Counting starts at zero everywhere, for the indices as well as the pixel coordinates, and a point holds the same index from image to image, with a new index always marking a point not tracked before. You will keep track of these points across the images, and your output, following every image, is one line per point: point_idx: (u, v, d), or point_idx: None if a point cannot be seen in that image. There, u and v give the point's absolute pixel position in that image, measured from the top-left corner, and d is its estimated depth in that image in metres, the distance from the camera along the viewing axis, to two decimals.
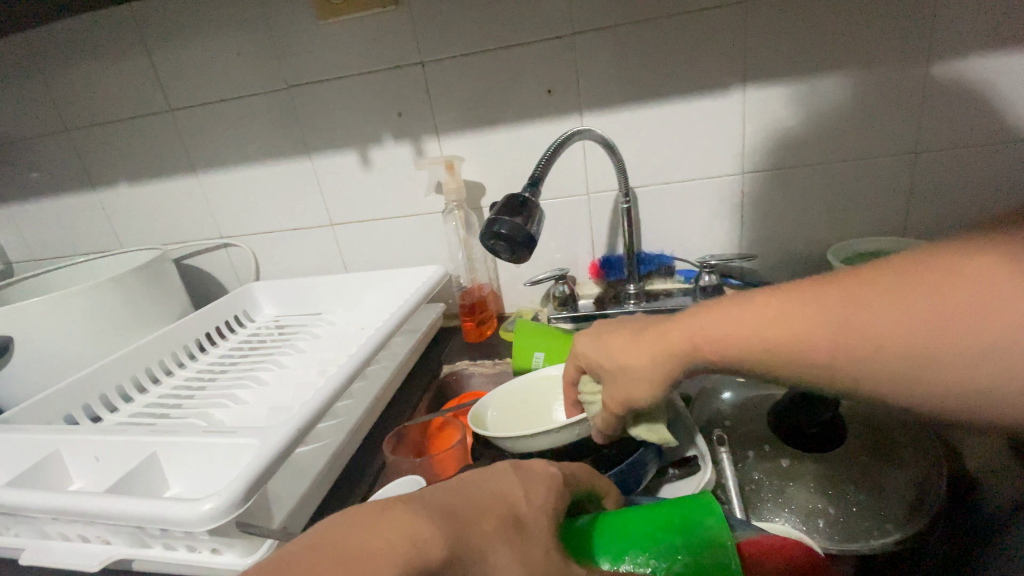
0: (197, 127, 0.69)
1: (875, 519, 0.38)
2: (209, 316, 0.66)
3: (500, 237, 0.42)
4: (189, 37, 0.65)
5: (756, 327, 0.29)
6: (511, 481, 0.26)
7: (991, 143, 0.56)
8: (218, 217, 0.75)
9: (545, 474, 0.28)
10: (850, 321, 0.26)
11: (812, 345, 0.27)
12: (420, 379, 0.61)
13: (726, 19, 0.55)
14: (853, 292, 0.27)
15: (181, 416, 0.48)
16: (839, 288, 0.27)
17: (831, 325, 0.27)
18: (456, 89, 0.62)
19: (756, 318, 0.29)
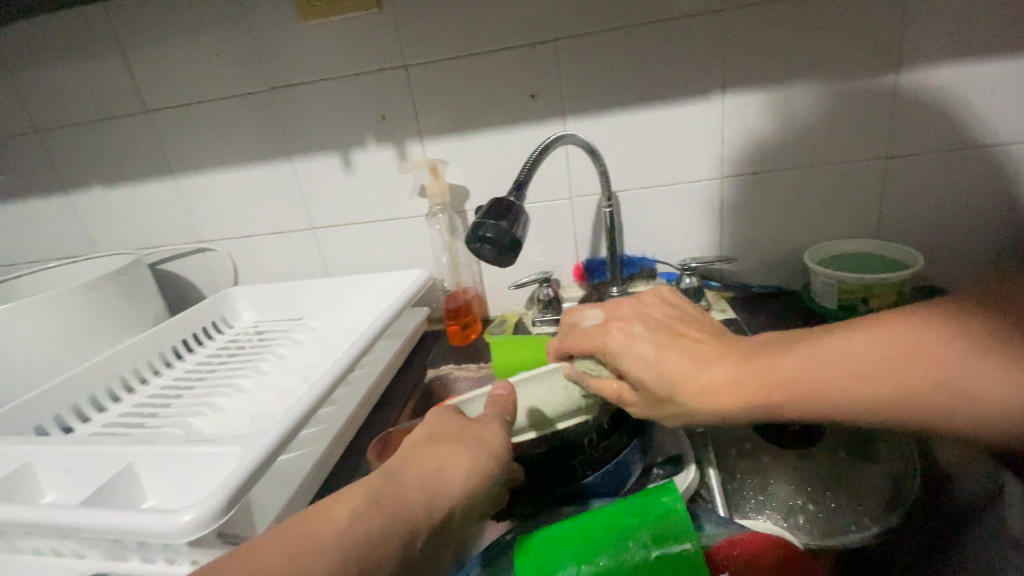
0: (173, 129, 0.68)
1: (853, 513, 0.40)
2: (186, 322, 0.65)
3: (487, 240, 0.42)
4: (166, 37, 0.63)
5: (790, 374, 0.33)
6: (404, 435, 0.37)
7: (957, 149, 0.58)
8: (195, 220, 0.74)
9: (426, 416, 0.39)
10: (895, 376, 0.30)
11: (865, 388, 0.31)
12: (404, 383, 0.60)
13: (705, 27, 0.56)
14: (902, 344, 0.31)
15: (159, 425, 0.47)
16: (885, 340, 0.31)
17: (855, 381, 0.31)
18: (439, 92, 0.62)
19: (797, 370, 0.33)
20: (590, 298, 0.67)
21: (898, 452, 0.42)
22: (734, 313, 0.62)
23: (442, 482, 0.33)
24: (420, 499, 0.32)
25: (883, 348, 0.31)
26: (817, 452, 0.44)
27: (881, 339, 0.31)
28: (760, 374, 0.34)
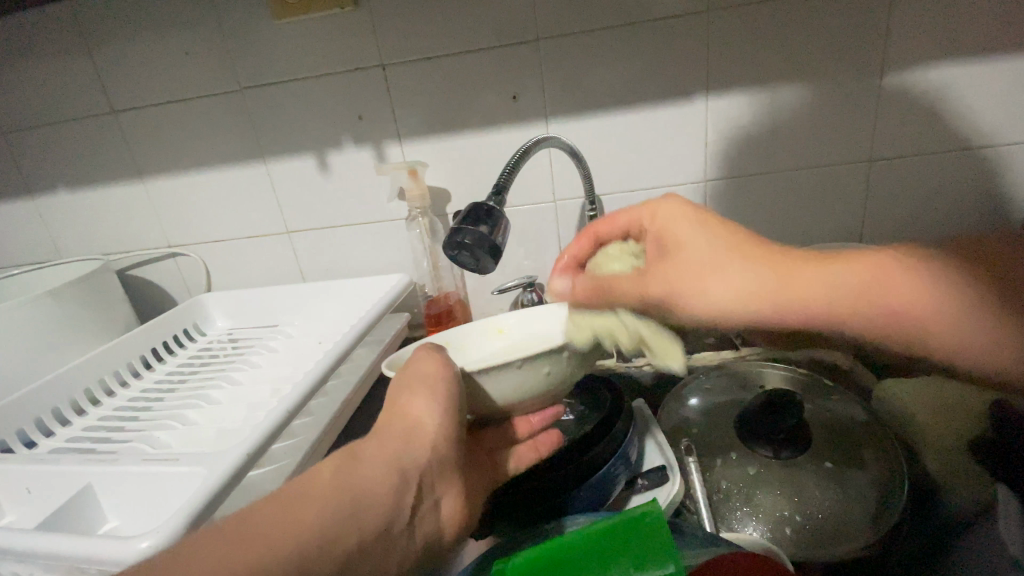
0: (142, 130, 0.65)
1: (841, 524, 0.39)
2: (157, 330, 0.62)
3: (464, 246, 0.40)
4: (133, 35, 0.61)
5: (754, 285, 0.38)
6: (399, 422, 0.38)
7: (937, 151, 0.59)
8: (166, 225, 0.71)
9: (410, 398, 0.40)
10: (897, 310, 0.34)
11: (859, 312, 0.35)
12: (383, 392, 0.58)
13: (688, 28, 0.55)
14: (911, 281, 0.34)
15: (124, 440, 0.45)
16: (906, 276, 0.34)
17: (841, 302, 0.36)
18: (418, 93, 0.60)
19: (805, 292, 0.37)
20: None
21: (885, 460, 0.42)
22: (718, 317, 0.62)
23: (417, 420, 0.35)
24: (415, 443, 0.35)
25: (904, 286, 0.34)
26: (804, 461, 0.42)
27: (905, 276, 0.34)
28: (787, 289, 0.37)
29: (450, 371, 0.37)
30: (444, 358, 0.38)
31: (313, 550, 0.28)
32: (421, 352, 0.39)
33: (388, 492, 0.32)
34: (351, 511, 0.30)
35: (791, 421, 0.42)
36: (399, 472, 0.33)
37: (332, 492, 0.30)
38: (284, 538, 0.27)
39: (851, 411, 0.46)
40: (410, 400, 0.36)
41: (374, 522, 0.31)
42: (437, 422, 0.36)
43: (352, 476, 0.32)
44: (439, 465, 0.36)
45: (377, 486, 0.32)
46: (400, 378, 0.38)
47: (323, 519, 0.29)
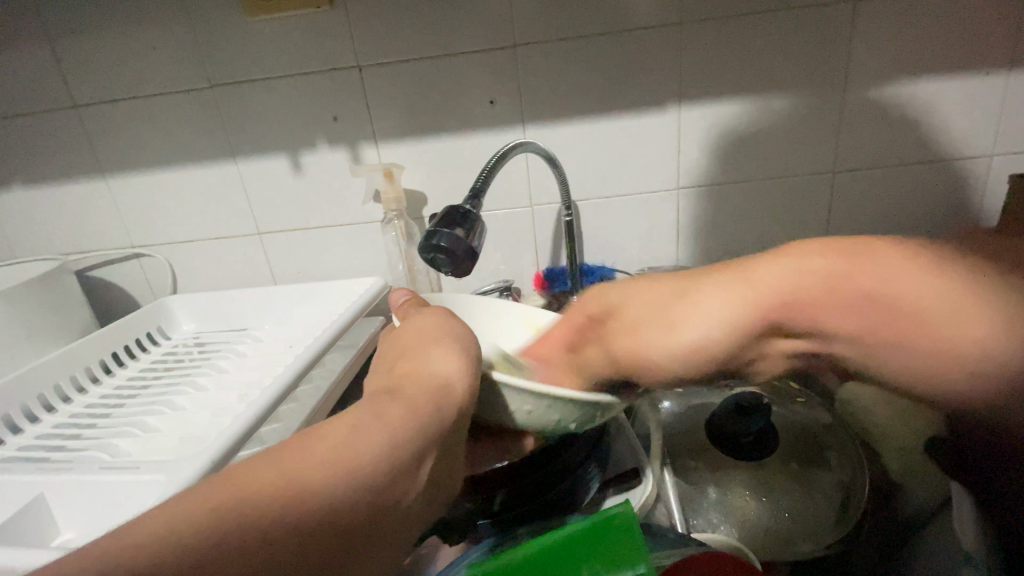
0: (105, 126, 0.63)
1: (806, 525, 0.40)
2: (117, 334, 0.60)
3: (440, 249, 0.40)
4: (97, 28, 0.59)
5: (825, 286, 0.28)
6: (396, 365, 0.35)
7: (897, 164, 0.61)
8: (130, 224, 0.69)
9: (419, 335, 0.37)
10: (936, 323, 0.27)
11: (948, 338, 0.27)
12: (357, 398, 0.57)
13: (663, 39, 0.57)
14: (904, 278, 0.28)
15: (80, 448, 0.43)
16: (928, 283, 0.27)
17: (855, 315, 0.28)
18: (395, 95, 0.60)
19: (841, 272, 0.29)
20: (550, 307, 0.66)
21: (850, 463, 0.43)
22: None
23: (440, 373, 0.32)
24: (443, 397, 0.31)
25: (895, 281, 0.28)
26: (773, 462, 0.43)
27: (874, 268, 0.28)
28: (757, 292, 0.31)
29: (467, 341, 0.36)
30: (459, 330, 0.37)
31: (319, 508, 0.24)
32: (434, 321, 0.39)
33: (411, 444, 0.28)
34: (364, 468, 0.26)
35: (759, 425, 0.43)
36: (424, 425, 0.29)
37: (342, 445, 0.26)
38: (275, 496, 0.23)
39: (816, 415, 0.47)
40: (427, 356, 0.34)
41: (394, 485, 0.26)
42: (465, 381, 0.32)
43: (371, 432, 0.27)
44: (463, 429, 0.32)
45: (390, 443, 0.27)
46: (410, 339, 0.37)
47: (341, 471, 0.25)
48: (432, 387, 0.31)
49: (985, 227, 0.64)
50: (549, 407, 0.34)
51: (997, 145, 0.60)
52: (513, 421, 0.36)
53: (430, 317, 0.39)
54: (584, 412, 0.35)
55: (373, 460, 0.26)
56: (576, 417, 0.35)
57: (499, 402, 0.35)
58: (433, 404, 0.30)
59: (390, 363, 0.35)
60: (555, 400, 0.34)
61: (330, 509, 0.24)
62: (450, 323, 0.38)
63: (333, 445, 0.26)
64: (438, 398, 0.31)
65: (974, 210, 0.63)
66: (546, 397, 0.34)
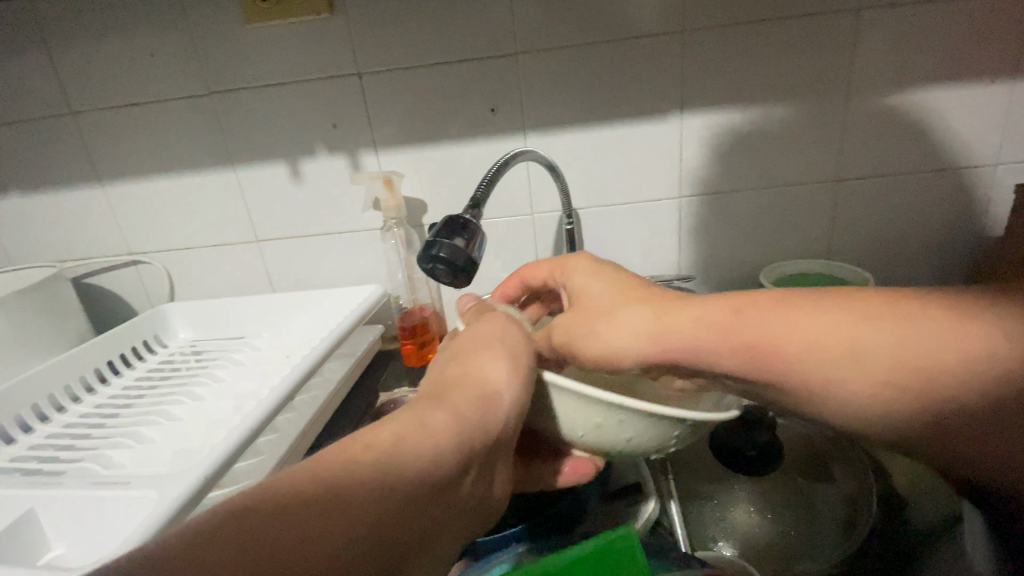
0: (103, 133, 0.63)
1: (813, 543, 0.40)
2: (113, 342, 0.59)
3: (440, 259, 0.39)
4: (96, 35, 0.59)
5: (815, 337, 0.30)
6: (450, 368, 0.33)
7: (899, 173, 0.61)
8: (128, 231, 0.68)
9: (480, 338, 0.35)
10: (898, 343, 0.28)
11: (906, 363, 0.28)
12: (355, 408, 0.57)
13: (664, 47, 0.56)
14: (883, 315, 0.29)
15: (72, 460, 0.42)
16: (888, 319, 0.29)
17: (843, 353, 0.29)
18: (395, 103, 0.60)
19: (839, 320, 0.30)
20: None
21: (857, 475, 0.42)
22: None
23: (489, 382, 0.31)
24: (491, 410, 0.30)
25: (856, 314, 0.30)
26: (778, 477, 0.42)
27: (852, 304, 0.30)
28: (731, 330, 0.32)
29: (522, 348, 0.34)
30: (516, 337, 0.36)
31: (366, 523, 0.23)
32: (495, 325, 0.37)
33: (455, 460, 0.27)
34: (407, 484, 0.24)
35: (763, 437, 0.42)
36: (468, 440, 0.28)
37: (387, 456, 0.25)
38: (323, 511, 0.22)
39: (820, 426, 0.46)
40: (482, 362, 0.33)
41: (429, 507, 0.25)
42: (513, 394, 0.31)
43: (420, 444, 0.26)
44: (507, 443, 0.31)
45: (435, 459, 0.26)
46: (471, 341, 0.35)
47: (389, 487, 0.24)
48: (484, 403, 0.30)
49: (991, 237, 0.63)
50: (621, 421, 0.32)
51: (1001, 154, 0.59)
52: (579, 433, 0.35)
53: (493, 321, 0.37)
54: (664, 431, 0.33)
55: (414, 478, 0.25)
56: (650, 435, 0.33)
57: (571, 409, 0.33)
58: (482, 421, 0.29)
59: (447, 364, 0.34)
60: (628, 414, 0.32)
61: (375, 525, 0.23)
62: (511, 329, 0.37)
63: (384, 456, 0.25)
64: (489, 413, 0.30)
65: (979, 219, 0.62)
66: (620, 410, 0.32)
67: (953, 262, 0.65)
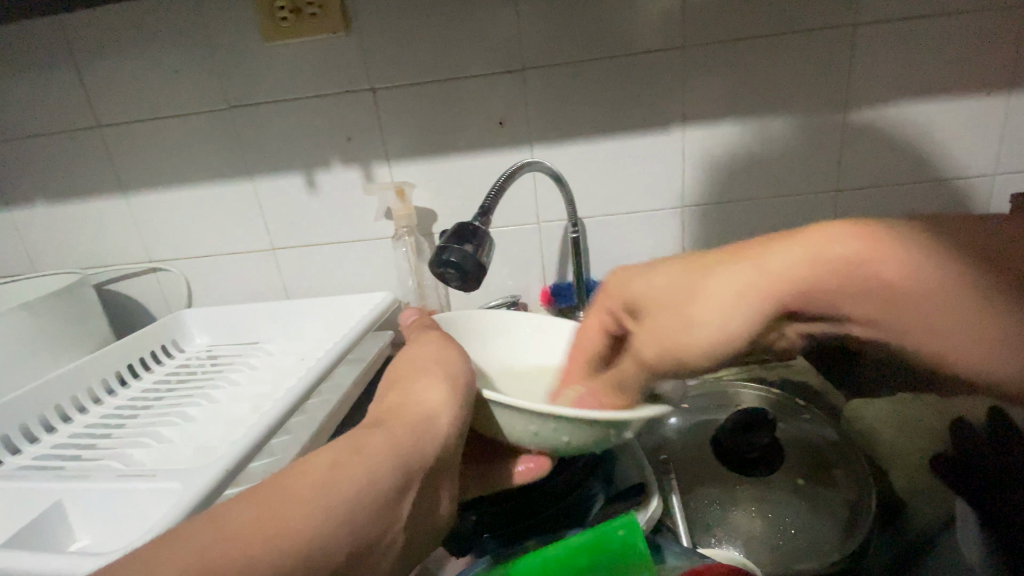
0: (127, 145, 0.65)
1: (811, 543, 0.40)
2: (133, 346, 0.61)
3: (449, 264, 0.41)
4: (124, 52, 0.62)
5: (834, 278, 0.25)
6: (390, 395, 0.34)
7: (898, 184, 0.62)
8: (149, 240, 0.71)
9: (419, 363, 0.37)
10: (864, 303, 0.25)
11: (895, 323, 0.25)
12: (365, 411, 0.58)
13: (667, 63, 0.58)
14: (868, 236, 0.25)
15: (96, 456, 0.44)
16: (829, 263, 0.25)
17: (878, 315, 0.25)
18: (406, 116, 0.62)
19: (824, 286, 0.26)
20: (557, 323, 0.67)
21: (855, 479, 0.43)
22: None
23: (416, 405, 0.32)
24: (426, 432, 0.31)
25: (828, 244, 0.25)
26: (779, 479, 0.43)
27: (826, 240, 0.26)
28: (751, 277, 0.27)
29: (456, 371, 0.36)
30: (451, 362, 0.37)
31: (307, 540, 0.23)
32: (433, 352, 0.38)
33: (388, 481, 0.27)
34: (344, 506, 0.25)
35: (763, 439, 0.43)
36: (404, 457, 0.28)
37: (327, 471, 0.26)
38: (258, 530, 0.22)
39: (822, 431, 0.47)
40: (414, 389, 0.34)
41: (377, 515, 0.26)
42: (448, 420, 0.32)
43: (354, 463, 0.27)
44: (445, 465, 0.32)
45: (375, 481, 0.26)
46: (405, 367, 0.37)
47: (326, 500, 0.24)
48: (416, 422, 0.31)
49: None
50: (556, 429, 0.35)
51: (998, 165, 0.61)
52: (528, 437, 0.37)
53: (430, 346, 0.39)
54: (591, 430, 0.34)
55: (354, 488, 0.25)
56: (586, 438, 0.35)
57: (510, 420, 0.36)
58: (415, 441, 0.30)
59: (392, 390, 0.35)
60: (562, 421, 0.34)
61: (313, 547, 0.23)
62: (450, 356, 0.38)
63: (318, 475, 0.25)
64: (423, 435, 0.30)
65: None
66: (551, 419, 0.34)
67: None
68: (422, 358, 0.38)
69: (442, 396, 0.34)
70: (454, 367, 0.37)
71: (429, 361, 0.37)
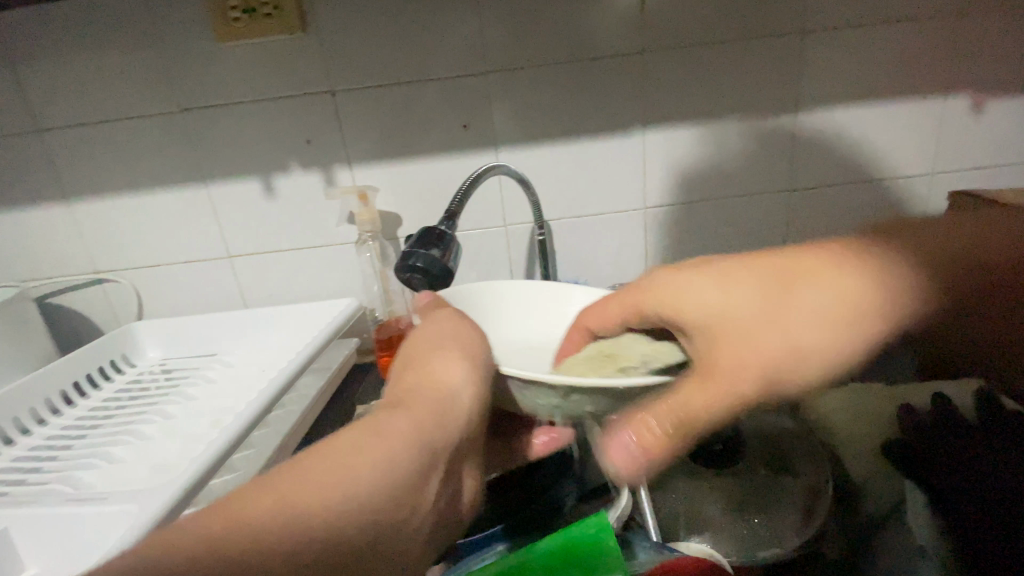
0: (70, 150, 0.62)
1: (772, 528, 0.41)
2: (79, 362, 0.58)
3: (416, 269, 0.41)
4: (64, 54, 0.58)
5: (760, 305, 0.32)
6: (409, 369, 0.32)
7: (845, 183, 0.65)
8: (95, 250, 0.67)
9: (431, 332, 0.34)
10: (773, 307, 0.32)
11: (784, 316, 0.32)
12: (332, 420, 0.57)
13: (627, 68, 0.60)
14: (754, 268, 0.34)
15: (41, 481, 0.41)
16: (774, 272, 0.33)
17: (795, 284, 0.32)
18: (369, 118, 0.61)
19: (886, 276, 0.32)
20: None
21: (817, 470, 0.45)
22: None
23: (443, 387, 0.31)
24: (447, 413, 0.29)
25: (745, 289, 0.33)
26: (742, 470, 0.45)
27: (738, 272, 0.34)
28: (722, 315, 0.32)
29: (476, 349, 0.34)
30: (469, 337, 0.35)
31: (322, 535, 0.22)
32: (450, 325, 0.36)
33: (411, 463, 0.26)
34: (364, 492, 0.24)
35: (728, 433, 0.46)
36: (426, 439, 0.27)
37: (348, 456, 0.25)
38: (279, 515, 0.22)
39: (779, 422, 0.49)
40: (434, 365, 0.32)
41: (401, 500, 0.25)
42: (467, 396, 0.31)
43: (376, 442, 0.26)
44: (464, 447, 0.31)
45: (396, 463, 0.25)
46: (421, 345, 0.34)
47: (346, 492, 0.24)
48: (438, 399, 0.30)
49: None
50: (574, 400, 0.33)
51: (936, 165, 0.65)
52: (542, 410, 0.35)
53: (443, 322, 0.36)
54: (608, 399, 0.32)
55: (381, 474, 0.25)
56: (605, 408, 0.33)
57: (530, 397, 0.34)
58: (437, 415, 0.29)
59: (405, 362, 0.33)
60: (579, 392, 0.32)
61: (327, 542, 0.22)
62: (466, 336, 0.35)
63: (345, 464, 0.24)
64: (446, 414, 0.29)
65: None
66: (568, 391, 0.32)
67: None
68: (429, 327, 0.35)
69: (466, 372, 0.32)
70: (472, 345, 0.34)
71: (449, 336, 0.34)
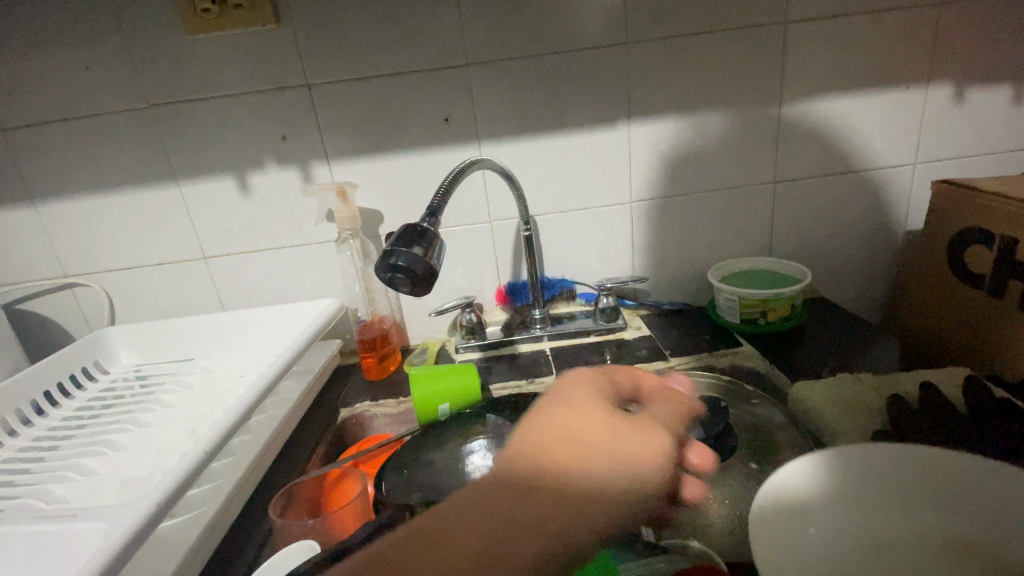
0: (31, 150, 0.59)
1: None
2: (51, 370, 0.56)
3: (398, 269, 0.39)
4: (22, 48, 0.55)
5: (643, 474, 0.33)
6: (564, 437, 0.35)
7: (829, 173, 0.65)
8: (63, 253, 0.64)
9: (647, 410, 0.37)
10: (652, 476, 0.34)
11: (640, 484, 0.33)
12: (314, 424, 0.55)
13: (610, 59, 0.59)
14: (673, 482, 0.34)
15: (10, 496, 0.39)
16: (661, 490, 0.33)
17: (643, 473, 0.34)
18: (346, 112, 0.59)
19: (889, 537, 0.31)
20: (512, 321, 0.67)
21: None
22: (648, 329, 0.65)
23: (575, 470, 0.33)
24: (577, 511, 0.31)
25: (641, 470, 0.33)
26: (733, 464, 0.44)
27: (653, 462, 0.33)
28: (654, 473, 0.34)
29: (642, 447, 0.34)
30: (650, 438, 0.34)
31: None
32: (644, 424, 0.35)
33: (517, 555, 0.29)
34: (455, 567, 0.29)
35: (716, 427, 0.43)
36: (541, 531, 0.30)
37: (468, 534, 0.30)
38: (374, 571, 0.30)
39: (770, 416, 0.48)
40: (589, 460, 0.33)
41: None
42: (610, 494, 0.32)
43: (493, 523, 0.31)
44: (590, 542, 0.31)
45: (491, 550, 0.29)
46: (586, 428, 0.35)
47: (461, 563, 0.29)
48: (579, 501, 0.31)
49: (910, 229, 0.69)
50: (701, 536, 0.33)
51: (917, 154, 0.65)
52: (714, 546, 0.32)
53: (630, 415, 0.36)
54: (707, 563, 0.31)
55: (478, 559, 0.29)
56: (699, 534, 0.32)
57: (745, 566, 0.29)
58: (570, 518, 0.31)
59: (571, 433, 0.35)
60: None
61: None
62: (659, 435, 0.34)
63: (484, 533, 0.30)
64: (581, 510, 0.31)
65: (900, 216, 0.68)
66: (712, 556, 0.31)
67: (880, 254, 0.70)
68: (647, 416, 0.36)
69: (623, 484, 0.32)
70: (637, 444, 0.34)
71: (609, 420, 0.35)
